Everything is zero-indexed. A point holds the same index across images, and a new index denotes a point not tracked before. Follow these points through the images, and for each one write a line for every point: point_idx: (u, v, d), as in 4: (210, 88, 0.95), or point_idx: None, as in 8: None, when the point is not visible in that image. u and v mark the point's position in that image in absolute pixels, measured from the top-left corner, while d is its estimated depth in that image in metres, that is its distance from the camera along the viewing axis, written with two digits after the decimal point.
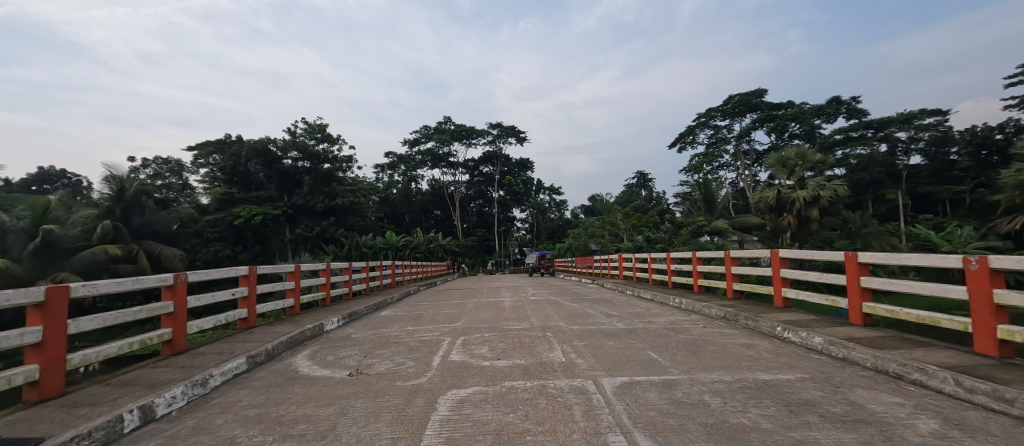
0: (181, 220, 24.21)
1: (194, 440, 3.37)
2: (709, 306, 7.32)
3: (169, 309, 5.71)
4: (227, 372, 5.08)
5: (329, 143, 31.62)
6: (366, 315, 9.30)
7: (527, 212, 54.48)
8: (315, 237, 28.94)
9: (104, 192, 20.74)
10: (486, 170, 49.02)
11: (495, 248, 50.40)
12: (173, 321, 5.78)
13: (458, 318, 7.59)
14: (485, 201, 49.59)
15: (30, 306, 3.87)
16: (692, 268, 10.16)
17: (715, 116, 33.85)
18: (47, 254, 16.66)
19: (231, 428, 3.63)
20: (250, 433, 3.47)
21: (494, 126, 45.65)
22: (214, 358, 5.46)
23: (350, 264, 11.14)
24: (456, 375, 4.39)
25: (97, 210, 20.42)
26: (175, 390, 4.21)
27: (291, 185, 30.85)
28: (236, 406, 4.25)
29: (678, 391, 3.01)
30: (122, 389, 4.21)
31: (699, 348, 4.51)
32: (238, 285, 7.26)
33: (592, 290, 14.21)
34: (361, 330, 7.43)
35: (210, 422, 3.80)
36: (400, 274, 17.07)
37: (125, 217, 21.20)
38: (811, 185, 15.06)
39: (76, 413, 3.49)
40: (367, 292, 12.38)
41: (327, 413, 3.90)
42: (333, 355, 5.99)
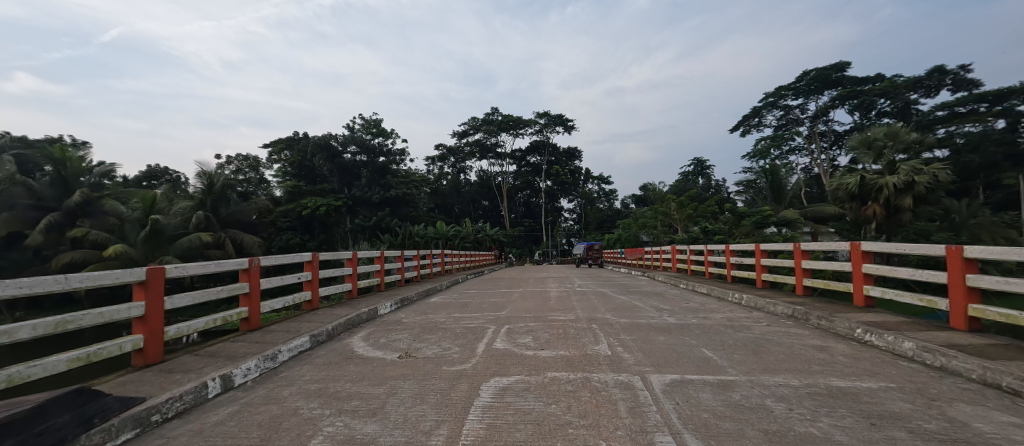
0: (260, 210, 25.91)
1: (262, 410, 3.62)
2: (776, 303, 6.78)
3: (246, 289, 6.19)
4: (293, 349, 5.46)
5: (384, 136, 32.85)
6: (417, 301, 9.63)
7: (575, 202, 53.72)
8: (372, 226, 30.33)
9: (197, 186, 22.92)
10: (533, 161, 48.89)
11: (543, 238, 50.03)
12: (248, 301, 6.26)
13: (504, 307, 7.63)
14: (533, 192, 49.43)
15: (133, 283, 4.33)
16: (755, 263, 9.49)
17: (786, 95, 31.33)
18: (155, 240, 18.97)
19: (294, 400, 3.89)
20: (310, 406, 3.69)
21: (542, 115, 45.05)
22: (283, 335, 5.89)
23: (402, 252, 11.55)
24: (501, 363, 4.41)
25: (192, 202, 22.70)
26: (249, 362, 4.56)
27: (350, 177, 32.39)
28: (300, 380, 4.55)
29: (736, 393, 2.80)
30: (205, 359, 4.62)
31: (762, 349, 4.20)
32: (303, 269, 7.71)
33: (642, 282, 13.75)
34: (412, 315, 7.68)
35: (278, 393, 4.09)
36: (449, 262, 17.50)
37: (215, 209, 23.29)
38: (903, 170, 13.52)
39: (170, 379, 3.89)
40: (418, 279, 12.80)
41: (378, 392, 4.06)
42: (386, 337, 6.25)
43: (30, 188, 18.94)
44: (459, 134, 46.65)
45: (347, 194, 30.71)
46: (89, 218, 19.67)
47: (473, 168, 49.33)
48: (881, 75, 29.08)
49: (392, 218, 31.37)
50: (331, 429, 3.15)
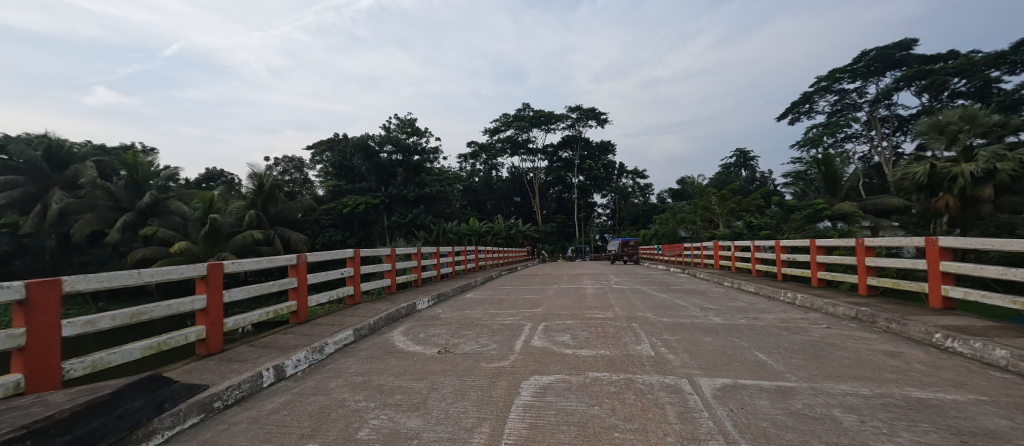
0: (306, 209, 26.70)
1: (313, 400, 3.79)
2: (836, 304, 6.39)
3: (294, 284, 6.50)
4: (338, 342, 5.67)
5: (418, 136, 33.40)
6: (453, 297, 9.76)
7: (608, 197, 52.84)
8: (408, 223, 31.01)
9: (248, 186, 24.23)
10: (565, 156, 48.52)
11: (575, 234, 49.50)
12: (297, 295, 6.58)
13: (540, 304, 7.61)
14: (565, 187, 49.02)
15: (196, 278, 4.62)
16: (809, 259, 8.96)
17: (841, 78, 29.47)
18: (214, 238, 20.58)
19: (340, 392, 4.03)
20: (356, 398, 3.83)
21: (574, 109, 44.51)
22: (329, 328, 6.13)
23: (438, 249, 11.74)
24: (540, 361, 4.40)
25: (245, 201, 24.08)
26: (299, 354, 4.78)
27: (387, 177, 33.24)
28: (347, 372, 4.73)
29: (797, 401, 2.66)
30: (259, 351, 4.87)
31: (821, 353, 3.96)
32: (345, 265, 7.98)
33: (682, 279, 13.35)
34: (449, 311, 7.79)
35: (326, 384, 4.27)
36: (482, 258, 17.69)
37: (265, 207, 24.61)
38: (982, 157, 12.29)
39: (228, 368, 4.12)
40: (453, 276, 13.00)
41: (420, 387, 4.15)
42: (425, 333, 6.37)
43: (108, 191, 22.18)
44: (490, 132, 46.76)
45: (384, 193, 31.48)
46: (157, 217, 22.10)
47: (505, 164, 49.46)
48: (953, 53, 26.69)
49: (427, 216, 31.87)
50: (376, 422, 3.24)
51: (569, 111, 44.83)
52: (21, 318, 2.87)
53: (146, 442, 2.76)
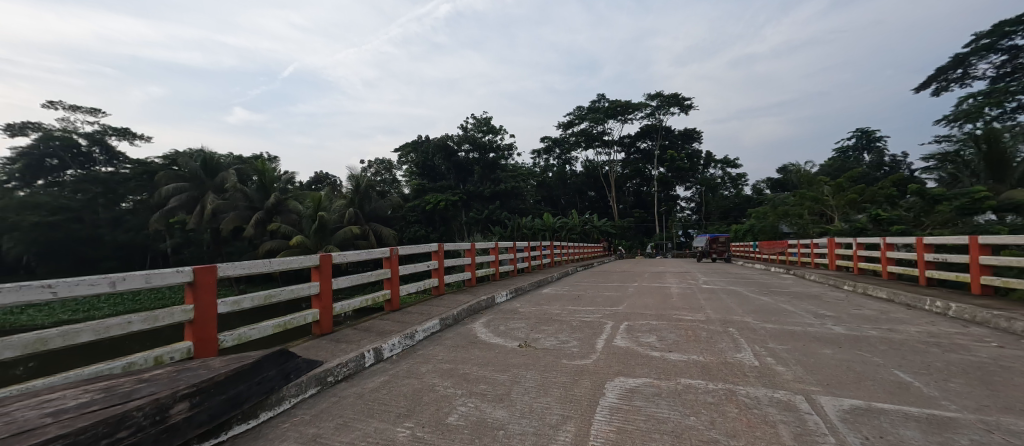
0: (393, 206, 29.22)
1: (407, 382, 4.39)
2: (1011, 317, 5.26)
3: (387, 275, 7.13)
4: (427, 330, 6.18)
5: (493, 133, 33.97)
6: (530, 291, 9.81)
7: (693, 189, 49.55)
8: (484, 219, 31.68)
9: (348, 187, 26.94)
10: (644, 146, 46.58)
11: (655, 229, 47.08)
12: (390, 285, 7.22)
13: (621, 302, 7.33)
14: (643, 180, 46.94)
15: (312, 267, 5.89)
16: (968, 260, 7.46)
17: (1013, 32, 24.32)
18: (322, 232, 23.42)
19: (431, 380, 4.35)
20: (444, 384, 4.24)
21: (653, 97, 42.29)
22: (418, 317, 6.63)
23: (514, 244, 11.85)
24: (624, 362, 4.24)
25: (345, 200, 26.66)
26: (394, 339, 5.47)
27: (464, 174, 34.35)
28: (435, 360, 5.15)
29: (961, 436, 2.21)
30: (360, 334, 5.74)
31: (985, 377, 3.30)
32: (431, 258, 8.39)
33: (785, 280, 11.98)
34: (527, 305, 7.82)
35: (418, 369, 4.84)
36: (558, 255, 17.58)
37: (361, 205, 27.03)
38: None
39: (340, 348, 5.08)
40: (529, 271, 13.06)
41: (504, 379, 4.25)
42: (505, 325, 6.50)
43: (245, 194, 26.11)
44: (564, 125, 46.14)
45: (462, 190, 32.48)
46: (280, 216, 25.71)
47: (579, 158, 48.83)
48: None
49: (502, 212, 32.38)
50: (463, 409, 3.51)
51: (649, 98, 42.69)
52: (191, 296, 3.93)
53: (278, 406, 3.62)
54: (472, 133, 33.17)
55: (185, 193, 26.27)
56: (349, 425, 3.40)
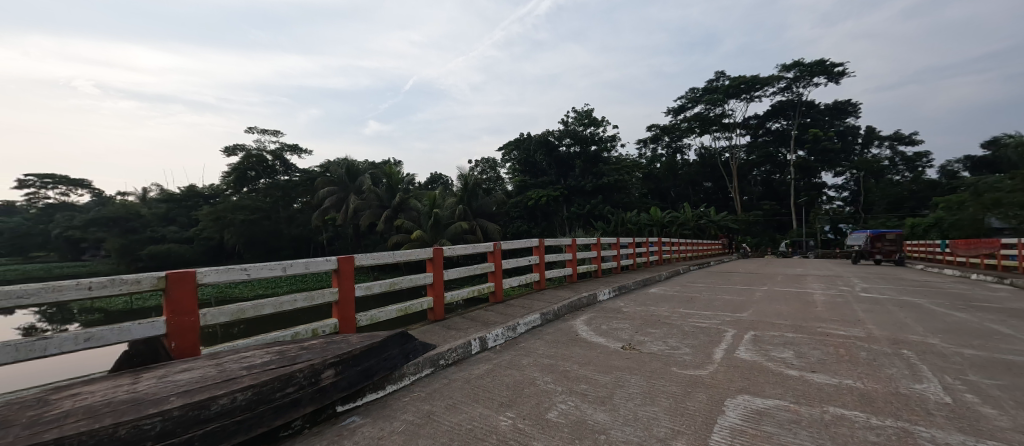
0: (497, 202, 30.18)
1: (508, 373, 4.44)
2: None
3: (491, 268, 7.28)
4: (529, 323, 6.19)
5: (595, 126, 32.88)
6: (636, 290, 9.20)
7: (846, 175, 42.22)
8: (586, 214, 30.78)
9: (458, 185, 28.79)
10: (774, 127, 41.63)
11: (791, 225, 41.11)
12: (494, 277, 7.38)
13: (746, 308, 6.41)
14: (774, 167, 42.14)
15: (425, 259, 6.28)
16: None
17: None
18: (437, 228, 25.78)
19: (532, 374, 4.37)
20: (545, 379, 4.18)
21: (790, 67, 36.90)
22: (519, 310, 6.70)
23: (617, 239, 11.23)
24: (749, 377, 3.66)
25: (456, 198, 28.41)
26: (497, 330, 5.59)
27: (565, 169, 33.79)
28: (535, 353, 5.13)
29: None
30: (467, 323, 5.99)
31: None
32: (532, 253, 8.32)
33: (986, 292, 9.22)
34: (632, 304, 7.30)
35: (519, 361, 4.83)
36: (667, 251, 16.31)
37: (470, 201, 28.69)
38: None
39: (449, 334, 5.38)
40: (635, 268, 12.31)
41: (606, 381, 4.03)
42: (607, 325, 6.15)
43: (378, 195, 29.47)
44: (674, 111, 42.91)
45: (563, 186, 31.85)
46: (404, 213, 28.66)
47: (692, 146, 45.23)
48: None
49: (604, 206, 31.01)
50: (564, 407, 3.42)
51: (782, 70, 37.41)
52: (336, 281, 4.96)
53: (401, 381, 4.11)
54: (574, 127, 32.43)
55: (334, 195, 30.68)
56: (457, 407, 3.62)
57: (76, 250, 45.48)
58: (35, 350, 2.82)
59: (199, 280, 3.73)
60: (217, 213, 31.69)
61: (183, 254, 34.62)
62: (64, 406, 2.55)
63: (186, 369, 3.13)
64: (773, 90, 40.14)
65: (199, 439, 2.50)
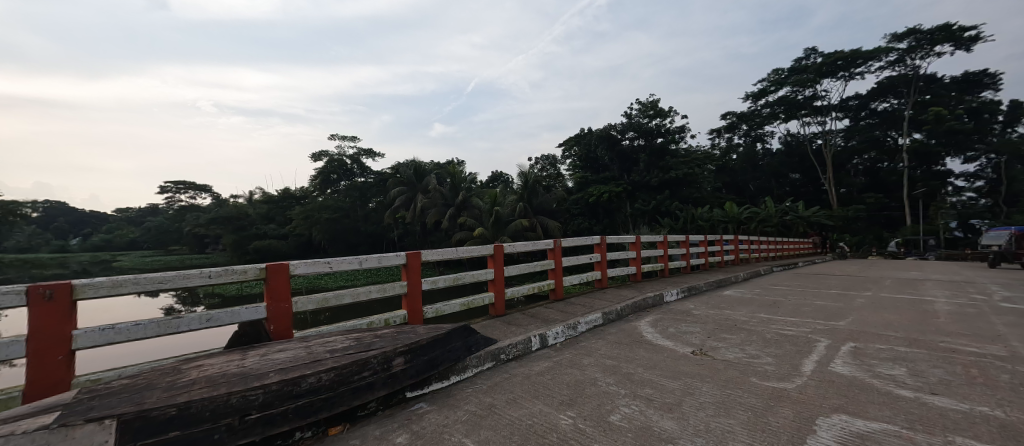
0: (557, 200, 30.22)
1: (569, 372, 4.31)
2: None
3: (551, 266, 7.14)
4: (590, 322, 5.98)
5: (663, 117, 30.27)
6: (707, 292, 8.54)
7: (979, 160, 35.86)
8: (652, 210, 28.25)
9: (519, 183, 28.94)
10: (879, 107, 37.43)
11: (904, 221, 36.03)
12: (554, 275, 7.25)
13: (841, 316, 5.65)
14: (881, 154, 37.68)
15: (487, 255, 6.30)
16: None
17: None
18: (498, 226, 26.15)
19: (593, 374, 4.23)
20: (607, 381, 4.01)
21: (903, 37, 32.22)
22: (580, 309, 6.50)
23: (687, 237, 10.49)
24: (848, 395, 3.19)
25: (516, 196, 28.59)
26: (557, 327, 5.46)
27: (629, 164, 31.36)
28: (597, 353, 4.94)
29: None
30: (527, 319, 5.93)
31: None
32: (593, 251, 8.06)
33: None
34: (703, 307, 6.78)
35: (580, 360, 4.68)
36: (745, 249, 15.05)
37: (530, 199, 28.73)
38: None
39: (510, 330, 5.35)
40: (707, 267, 11.48)
41: (674, 387, 3.77)
42: (675, 328, 5.77)
43: (442, 194, 30.47)
44: (753, 96, 39.51)
45: (626, 180, 29.71)
46: (466, 210, 29.39)
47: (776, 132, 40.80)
48: None
49: (673, 202, 28.37)
50: (627, 411, 3.24)
51: (893, 41, 32.89)
52: (405, 275, 5.13)
53: (464, 372, 4.17)
54: (637, 119, 30.14)
55: (403, 195, 32.35)
56: (518, 402, 3.57)
57: (200, 243, 53.10)
58: (169, 327, 3.49)
59: (292, 271, 4.17)
60: (307, 213, 35.40)
61: (281, 248, 38.96)
62: (192, 374, 3.02)
63: (282, 349, 3.50)
64: (879, 66, 35.23)
65: (291, 411, 2.83)
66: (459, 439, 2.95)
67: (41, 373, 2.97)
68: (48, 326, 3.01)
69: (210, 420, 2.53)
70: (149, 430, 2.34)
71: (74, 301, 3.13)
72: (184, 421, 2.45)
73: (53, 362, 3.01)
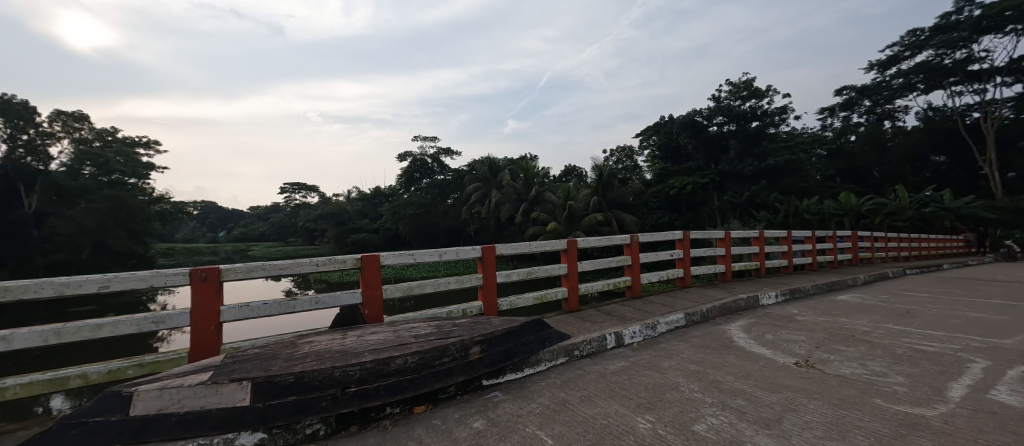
0: (635, 193, 28.30)
1: (647, 373, 4.00)
2: None
3: (627, 262, 6.77)
4: (671, 322, 5.54)
5: (759, 98, 24.73)
6: (814, 295, 7.49)
7: None
8: (744, 204, 23.98)
9: (593, 176, 28.27)
10: None
11: None
12: (631, 272, 6.86)
13: (1003, 334, 4.52)
14: None
15: (559, 250, 6.13)
16: None
17: None
18: (571, 220, 25.83)
19: (675, 376, 3.93)
20: (691, 386, 3.64)
21: None
22: (661, 308, 6.07)
23: (789, 233, 9.24)
24: (1017, 432, 2.53)
25: (591, 190, 28.04)
26: (635, 326, 5.13)
27: (716, 152, 26.76)
28: (680, 356, 4.54)
29: None
30: (602, 316, 5.65)
31: None
32: (674, 247, 7.45)
33: None
34: (809, 313, 5.93)
35: (660, 362, 4.33)
36: (863, 248, 12.97)
37: (605, 192, 27.99)
38: None
39: (584, 326, 5.13)
40: (814, 268, 10.08)
41: (773, 400, 3.33)
42: (774, 334, 5.12)
43: (515, 189, 30.79)
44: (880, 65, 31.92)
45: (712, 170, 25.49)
46: (539, 205, 29.40)
47: (911, 108, 32.84)
48: None
49: (772, 193, 23.85)
50: (715, 421, 2.92)
51: None
52: (480, 267, 5.15)
53: (537, 366, 4.08)
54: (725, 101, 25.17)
55: (479, 191, 33.30)
56: (592, 400, 3.38)
57: (311, 236, 60.19)
58: (288, 307, 3.98)
59: (382, 262, 4.37)
60: (395, 209, 38.36)
61: (374, 242, 42.62)
62: (304, 348, 3.33)
63: (374, 331, 3.70)
64: None
65: (382, 389, 2.97)
66: (533, 429, 2.87)
67: (201, 340, 3.56)
68: (204, 302, 3.58)
69: (320, 389, 2.81)
70: (275, 392, 2.72)
71: (221, 281, 3.69)
72: (301, 387, 2.76)
73: (207, 331, 3.59)
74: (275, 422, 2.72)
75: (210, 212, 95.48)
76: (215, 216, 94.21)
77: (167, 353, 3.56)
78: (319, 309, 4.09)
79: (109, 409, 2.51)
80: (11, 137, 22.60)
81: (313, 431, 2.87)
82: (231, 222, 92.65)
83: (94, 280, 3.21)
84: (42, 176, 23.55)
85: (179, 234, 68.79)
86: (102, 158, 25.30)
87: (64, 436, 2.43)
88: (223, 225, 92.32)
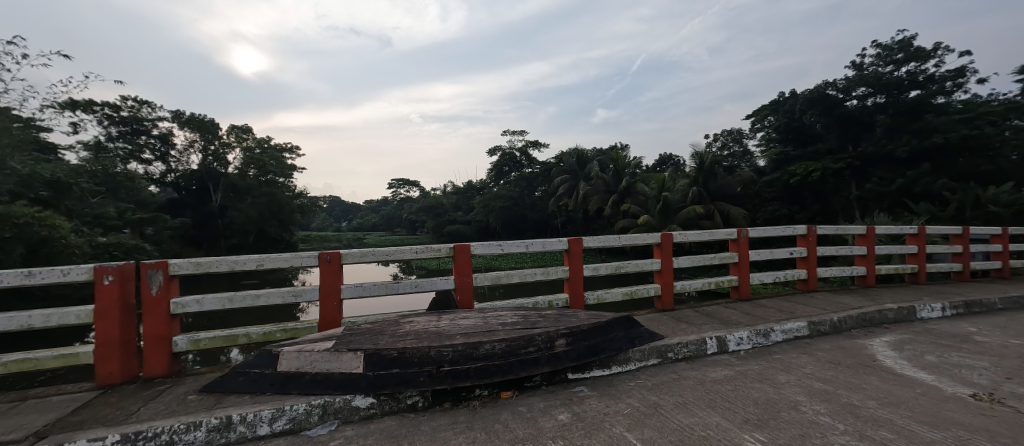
0: (744, 182, 25.50)
1: (757, 387, 3.41)
2: None
3: (735, 259, 5.95)
4: (788, 331, 4.73)
5: (921, 60, 20.04)
6: (997, 310, 5.87)
7: None
8: (891, 193, 19.10)
9: (692, 165, 26.22)
10: None
11: None
12: (739, 270, 6.02)
13: None
14: None
15: (653, 244, 5.60)
16: None
17: None
18: (665, 213, 24.35)
19: (794, 393, 3.30)
20: (816, 408, 3.00)
21: None
22: (777, 313, 5.23)
23: (965, 230, 7.33)
24: None
25: (689, 180, 26.11)
26: (742, 332, 4.47)
27: (855, 131, 21.60)
28: (801, 371, 3.81)
29: None
30: (701, 318, 5.04)
31: None
32: (795, 243, 6.40)
33: None
34: (993, 333, 4.63)
35: (774, 375, 3.69)
36: None
37: (706, 183, 25.83)
38: None
39: (680, 327, 4.62)
40: (1003, 275, 7.89)
41: (939, 439, 2.58)
42: (937, 357, 4.08)
43: (604, 181, 29.84)
44: None
45: (849, 153, 20.99)
46: (630, 197, 28.15)
47: None
48: None
49: (935, 179, 18.16)
50: None
51: None
52: (567, 260, 4.88)
53: (626, 364, 3.72)
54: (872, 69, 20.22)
55: (567, 183, 32.82)
56: (689, 408, 2.96)
57: (413, 227, 65.01)
58: (391, 289, 4.15)
59: (473, 252, 4.33)
60: (487, 202, 39.65)
61: (468, 233, 44.61)
62: (406, 327, 3.41)
63: (464, 317, 3.64)
64: None
65: (472, 371, 2.89)
66: (620, 431, 2.57)
67: (324, 313, 3.84)
68: (328, 281, 3.86)
69: (417, 365, 2.82)
70: (383, 363, 2.82)
71: (342, 264, 3.93)
72: (404, 362, 2.82)
73: (330, 306, 3.84)
74: (383, 390, 2.80)
75: (336, 205, 109.06)
76: (339, 208, 107.26)
77: (303, 322, 3.88)
78: (418, 292, 4.21)
79: (262, 364, 2.90)
80: (205, 148, 28.04)
81: (412, 402, 2.91)
82: (352, 213, 104.69)
83: (251, 259, 3.62)
84: (223, 178, 28.94)
85: (314, 224, 80.09)
86: (261, 162, 29.19)
87: (235, 381, 2.93)
88: (345, 216, 104.66)
